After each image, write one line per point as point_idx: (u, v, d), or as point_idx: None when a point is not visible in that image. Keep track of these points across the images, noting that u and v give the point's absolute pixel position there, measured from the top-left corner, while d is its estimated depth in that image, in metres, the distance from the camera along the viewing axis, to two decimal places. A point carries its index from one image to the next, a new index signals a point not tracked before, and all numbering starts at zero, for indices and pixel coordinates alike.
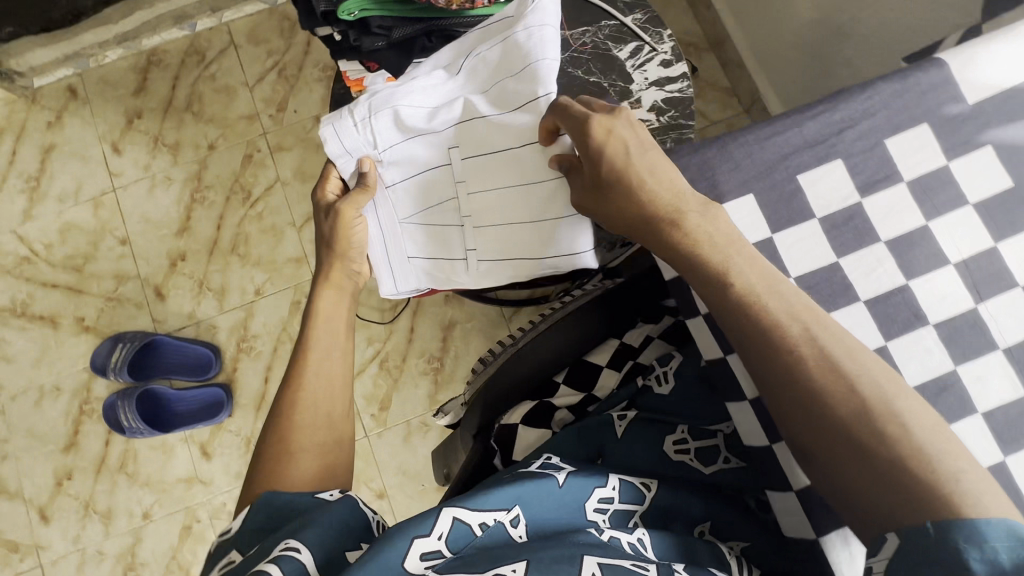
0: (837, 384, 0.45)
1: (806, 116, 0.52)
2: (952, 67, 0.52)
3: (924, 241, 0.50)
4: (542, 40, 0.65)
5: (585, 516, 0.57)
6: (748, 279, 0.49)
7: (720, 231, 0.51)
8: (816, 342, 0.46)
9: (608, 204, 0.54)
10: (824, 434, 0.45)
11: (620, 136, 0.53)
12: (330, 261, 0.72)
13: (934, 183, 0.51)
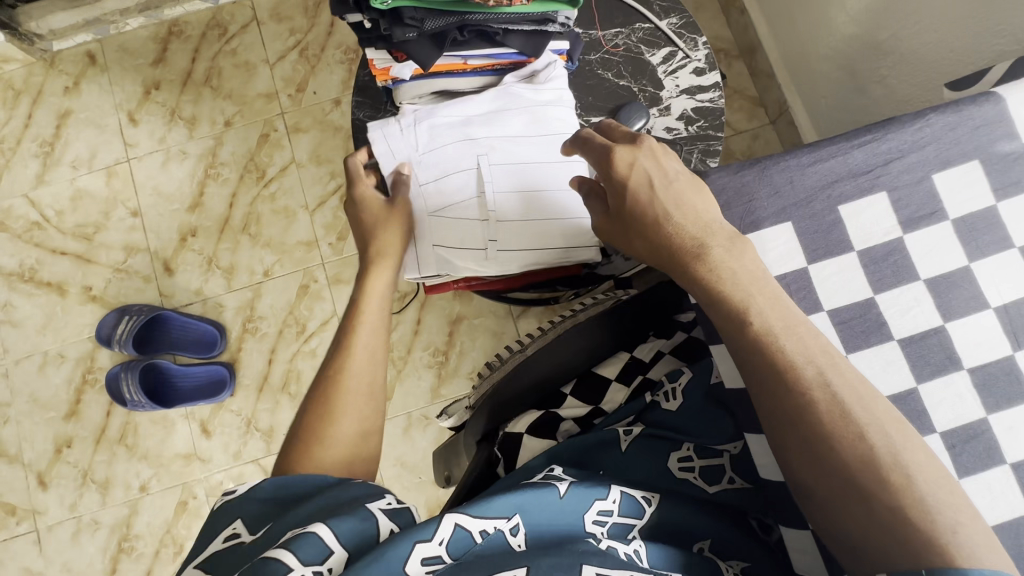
0: (847, 432, 0.42)
1: (853, 144, 0.50)
2: (1008, 103, 0.49)
3: (965, 282, 0.49)
4: (561, 77, 0.80)
5: (583, 526, 0.54)
6: (772, 318, 0.47)
7: (741, 265, 0.49)
8: (828, 386, 0.44)
9: (632, 238, 0.53)
10: (828, 479, 0.42)
11: (643, 168, 0.53)
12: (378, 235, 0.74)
13: (980, 224, 0.49)
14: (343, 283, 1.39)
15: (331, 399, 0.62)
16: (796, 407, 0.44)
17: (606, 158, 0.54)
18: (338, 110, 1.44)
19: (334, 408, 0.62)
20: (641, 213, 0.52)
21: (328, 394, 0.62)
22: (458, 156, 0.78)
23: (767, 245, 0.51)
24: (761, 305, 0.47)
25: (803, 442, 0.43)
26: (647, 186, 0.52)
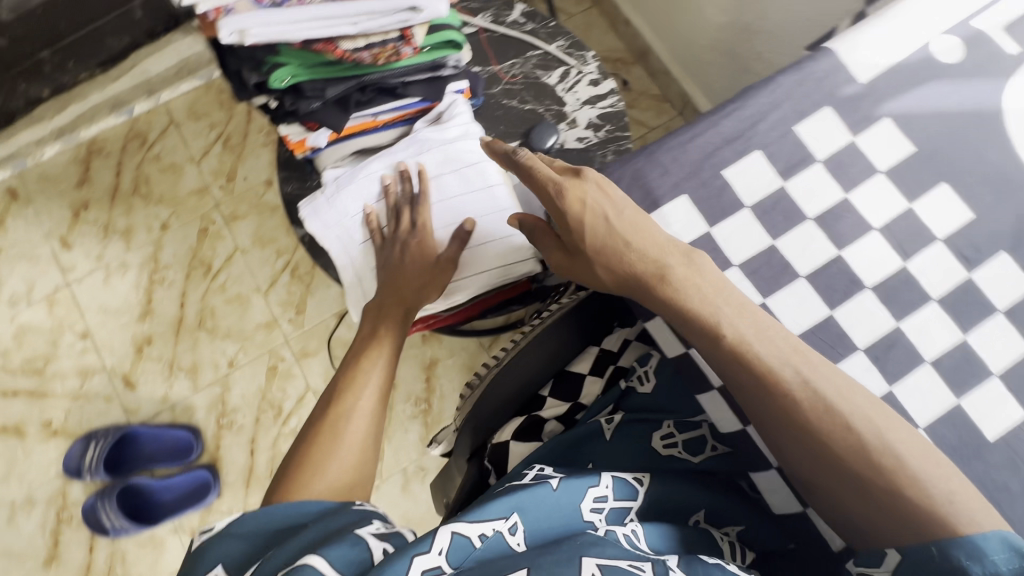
0: (838, 427, 0.47)
1: (720, 116, 0.56)
2: (839, 54, 0.57)
3: (848, 212, 0.54)
4: (461, 113, 0.84)
5: (580, 518, 0.55)
6: (742, 326, 0.50)
7: (708, 284, 0.51)
8: (809, 384, 0.48)
9: (594, 267, 0.56)
10: (831, 472, 0.47)
11: (593, 204, 0.55)
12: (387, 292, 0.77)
13: (846, 159, 0.55)
14: (310, 355, 1.38)
15: (350, 420, 0.63)
16: (787, 410, 0.48)
17: (560, 198, 0.56)
18: (271, 190, 1.47)
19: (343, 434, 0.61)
20: (602, 247, 0.55)
21: (343, 418, 0.63)
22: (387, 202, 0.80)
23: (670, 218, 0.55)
24: (729, 313, 0.50)
25: (799, 442, 0.48)
26: (603, 222, 0.54)
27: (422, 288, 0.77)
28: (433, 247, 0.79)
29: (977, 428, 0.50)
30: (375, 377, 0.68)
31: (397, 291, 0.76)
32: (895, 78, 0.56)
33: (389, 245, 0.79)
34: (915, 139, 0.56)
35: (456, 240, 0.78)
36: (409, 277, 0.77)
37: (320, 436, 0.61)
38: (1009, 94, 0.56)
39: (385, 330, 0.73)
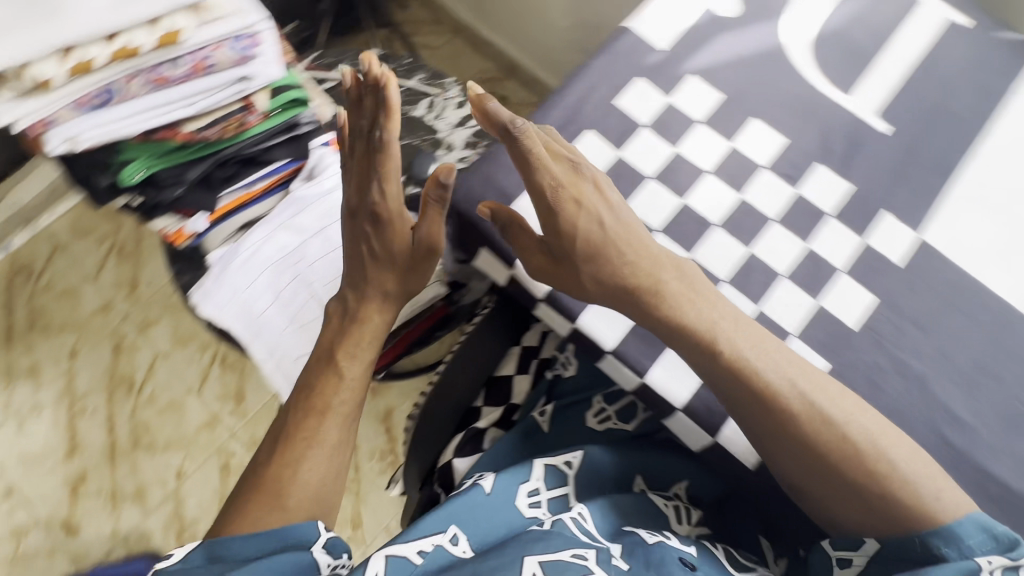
0: (840, 447, 0.48)
1: (548, 108, 0.61)
2: (635, 30, 0.63)
3: (681, 164, 0.60)
4: (330, 162, 0.85)
5: (518, 513, 0.57)
6: (744, 344, 0.51)
7: (713, 313, 0.52)
8: (806, 398, 0.49)
9: (583, 279, 0.53)
10: (824, 487, 0.49)
11: (588, 208, 0.53)
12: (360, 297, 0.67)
13: (667, 118, 0.61)
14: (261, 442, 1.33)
15: (301, 469, 0.58)
16: (786, 421, 0.49)
17: (558, 203, 0.52)
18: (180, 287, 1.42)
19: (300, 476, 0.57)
20: (592, 256, 0.53)
21: (289, 469, 0.58)
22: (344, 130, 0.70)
23: (524, 208, 0.60)
24: (729, 332, 0.51)
25: (794, 451, 0.49)
26: (599, 228, 0.52)
27: (399, 280, 0.67)
28: (404, 231, 0.66)
29: (839, 321, 0.55)
30: (331, 413, 0.61)
31: (370, 275, 0.67)
32: (688, 40, 0.63)
33: (355, 221, 0.68)
34: (721, 86, 0.62)
35: (434, 215, 0.61)
36: (377, 267, 0.67)
37: (262, 492, 0.56)
38: (783, 30, 0.64)
39: (347, 343, 0.65)
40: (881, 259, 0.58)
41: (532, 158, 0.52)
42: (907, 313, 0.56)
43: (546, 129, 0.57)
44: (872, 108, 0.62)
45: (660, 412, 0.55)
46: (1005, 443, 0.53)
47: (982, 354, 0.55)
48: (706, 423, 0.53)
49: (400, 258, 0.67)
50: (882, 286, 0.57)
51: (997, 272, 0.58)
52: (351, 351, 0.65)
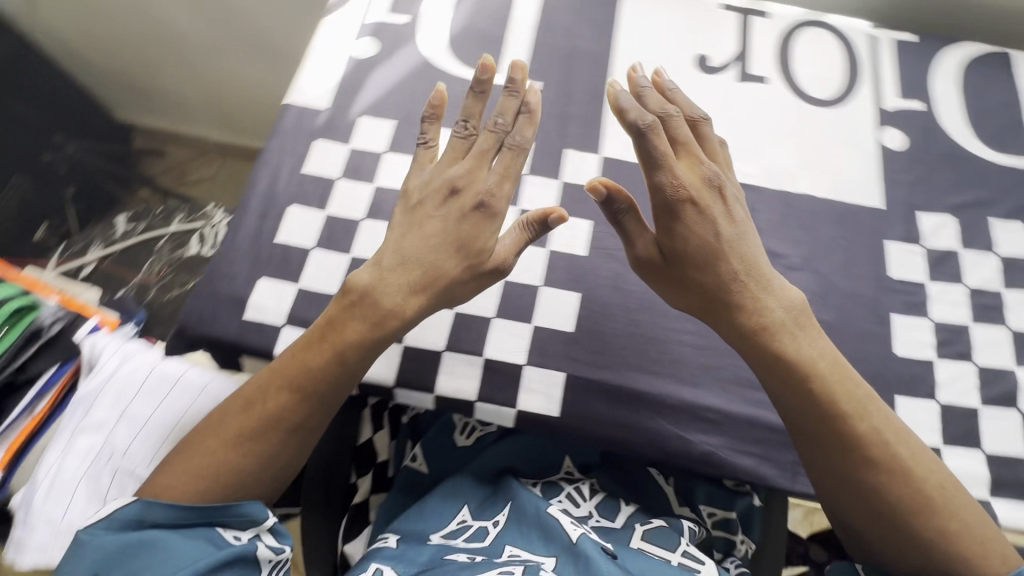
0: (920, 502, 0.49)
1: (244, 205, 0.63)
2: (293, 106, 0.68)
3: (385, 194, 0.64)
4: (112, 346, 0.80)
5: (430, 546, 0.58)
6: (839, 392, 0.50)
7: (832, 370, 0.51)
8: (888, 446, 0.50)
9: (686, 286, 0.52)
10: (874, 517, 0.50)
11: (708, 221, 0.52)
12: (392, 293, 0.53)
13: (356, 163, 0.66)
14: None
15: (271, 448, 0.52)
16: (867, 448, 0.50)
17: (678, 208, 0.51)
18: None
19: (245, 451, 0.51)
20: (699, 255, 0.51)
21: (260, 448, 0.52)
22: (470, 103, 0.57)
23: (260, 301, 0.59)
24: (826, 374, 0.51)
25: (851, 485, 0.50)
26: (715, 236, 0.51)
27: (458, 285, 0.54)
28: (493, 232, 0.54)
29: (570, 255, 0.62)
30: (308, 401, 0.53)
31: (418, 258, 0.53)
32: (343, 92, 0.69)
33: (432, 195, 0.55)
34: (389, 115, 0.68)
35: (518, 236, 0.55)
36: (440, 260, 0.53)
37: (214, 441, 0.52)
38: (419, 48, 0.72)
39: (368, 340, 0.52)
40: (582, 188, 0.65)
41: (655, 157, 0.51)
42: None
43: (669, 116, 0.54)
44: None
45: (464, 410, 0.57)
46: None
47: None
48: (502, 400, 0.56)
49: (480, 267, 0.54)
50: (592, 209, 0.64)
51: None
52: (373, 342, 0.53)
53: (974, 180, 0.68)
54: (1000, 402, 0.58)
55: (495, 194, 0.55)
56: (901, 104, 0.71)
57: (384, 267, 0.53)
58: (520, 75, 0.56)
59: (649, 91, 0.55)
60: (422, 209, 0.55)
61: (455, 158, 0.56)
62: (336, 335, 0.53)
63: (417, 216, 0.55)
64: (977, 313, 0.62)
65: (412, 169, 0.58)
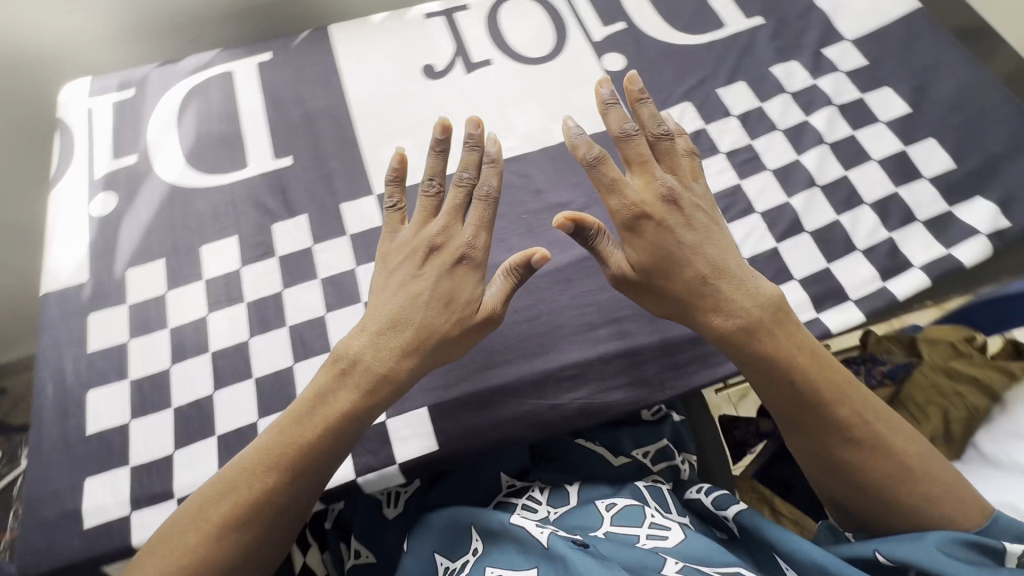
0: (904, 477, 0.50)
1: (37, 416, 0.58)
2: (52, 293, 0.64)
3: (183, 330, 0.61)
4: None
5: None
6: (821, 380, 0.51)
7: (814, 363, 0.52)
8: (866, 420, 0.51)
9: (651, 296, 0.53)
10: (860, 495, 0.51)
11: (673, 234, 0.52)
12: (375, 376, 0.51)
13: (142, 315, 0.62)
14: None
15: (260, 531, 0.49)
16: (849, 428, 0.51)
17: (636, 225, 0.52)
18: None
19: (224, 541, 0.48)
20: (664, 265, 0.52)
21: (246, 534, 0.48)
22: (436, 160, 0.56)
23: (94, 502, 0.54)
24: (803, 365, 0.51)
25: (834, 463, 0.51)
26: (680, 246, 0.52)
27: (459, 342, 0.53)
28: (475, 285, 0.53)
29: None
30: (291, 476, 0.50)
31: (411, 317, 0.52)
32: (99, 256, 0.66)
33: (412, 256, 0.54)
34: (155, 255, 0.65)
35: (504, 283, 0.54)
36: (432, 316, 0.52)
37: (192, 528, 0.48)
38: (160, 178, 0.70)
39: (364, 408, 0.51)
40: (370, 232, 0.66)
41: (609, 175, 0.52)
42: None
43: (624, 135, 0.54)
44: (268, 157, 0.71)
45: (351, 491, 0.56)
46: (541, 243, 0.65)
47: None
48: (381, 462, 0.56)
49: (466, 320, 0.53)
50: None
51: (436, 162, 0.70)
52: (367, 406, 0.51)
53: (691, 64, 0.76)
54: (791, 233, 0.65)
55: (476, 240, 0.54)
56: (607, 32, 0.79)
57: (378, 330, 0.52)
58: (478, 130, 0.56)
59: (614, 108, 0.55)
60: (404, 269, 0.54)
61: (426, 217, 0.56)
62: (326, 408, 0.51)
63: (399, 273, 0.54)
64: (741, 169, 0.69)
65: (384, 235, 0.57)
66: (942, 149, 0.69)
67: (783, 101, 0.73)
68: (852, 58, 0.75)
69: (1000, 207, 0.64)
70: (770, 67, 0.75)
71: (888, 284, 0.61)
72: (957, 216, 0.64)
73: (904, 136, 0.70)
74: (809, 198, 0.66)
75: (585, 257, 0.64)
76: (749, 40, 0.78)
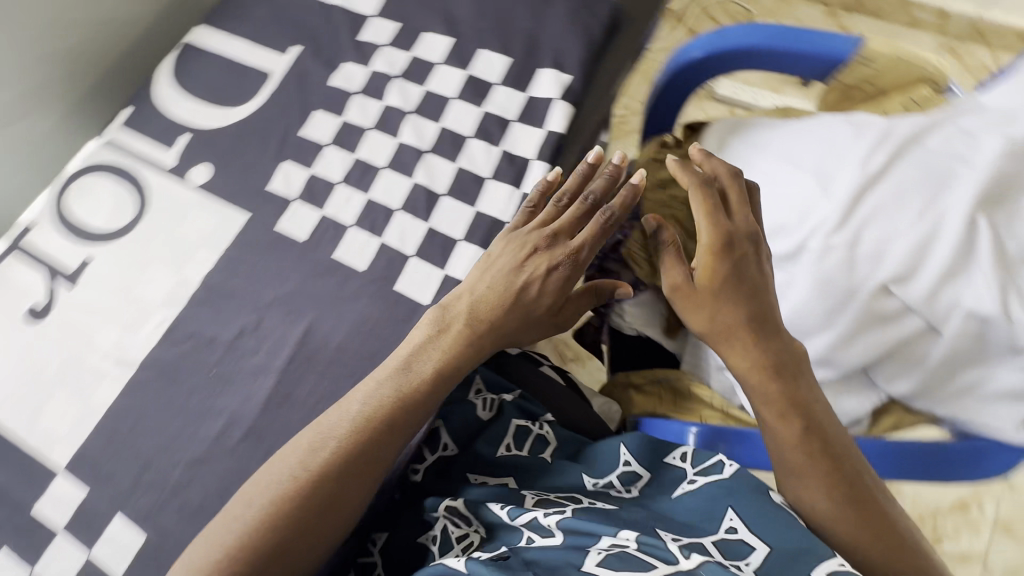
0: (885, 545, 0.53)
1: None
2: None
3: None
4: None
5: None
6: (842, 444, 0.57)
7: (839, 429, 0.58)
8: (870, 483, 0.56)
9: (701, 304, 0.61)
10: (852, 535, 0.54)
11: (751, 263, 0.63)
12: (482, 343, 0.58)
13: None
14: None
15: (335, 487, 0.52)
16: (856, 492, 0.55)
17: (724, 250, 0.62)
18: None
19: (321, 479, 0.52)
20: (727, 285, 0.61)
21: (322, 490, 0.51)
22: (579, 175, 0.64)
23: None
24: (827, 423, 0.58)
25: (840, 500, 0.55)
26: (752, 278, 0.62)
27: (536, 324, 0.61)
28: (571, 282, 0.60)
29: (135, 557, 0.56)
30: (378, 430, 0.54)
31: (516, 304, 0.59)
32: None
33: (520, 248, 0.60)
34: None
35: (586, 295, 0.63)
36: (527, 305, 0.59)
37: (293, 483, 0.52)
38: None
39: (466, 350, 0.57)
40: (81, 510, 0.59)
41: (711, 205, 0.64)
42: (131, 481, 0.59)
43: (725, 186, 0.67)
44: None
45: None
46: (242, 382, 0.62)
47: (169, 405, 0.62)
48: None
49: (554, 306, 0.60)
50: (105, 509, 0.58)
51: (101, 390, 0.63)
52: (467, 348, 0.58)
53: (267, 128, 0.75)
54: (433, 207, 0.67)
55: (581, 239, 0.61)
56: (177, 152, 0.75)
57: (481, 298, 0.59)
58: (625, 165, 0.64)
59: (715, 160, 0.69)
60: (524, 264, 0.60)
61: (550, 216, 0.62)
62: (428, 355, 0.57)
63: (513, 246, 0.60)
64: (362, 184, 0.69)
65: (509, 221, 0.64)
66: (493, 52, 0.74)
67: (359, 103, 0.74)
68: (385, 28, 0.78)
69: (557, 67, 0.71)
70: (329, 83, 0.76)
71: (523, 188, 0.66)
72: (534, 97, 0.70)
73: (462, 62, 0.74)
74: (427, 167, 0.69)
75: (286, 363, 0.62)
76: (298, 71, 0.78)
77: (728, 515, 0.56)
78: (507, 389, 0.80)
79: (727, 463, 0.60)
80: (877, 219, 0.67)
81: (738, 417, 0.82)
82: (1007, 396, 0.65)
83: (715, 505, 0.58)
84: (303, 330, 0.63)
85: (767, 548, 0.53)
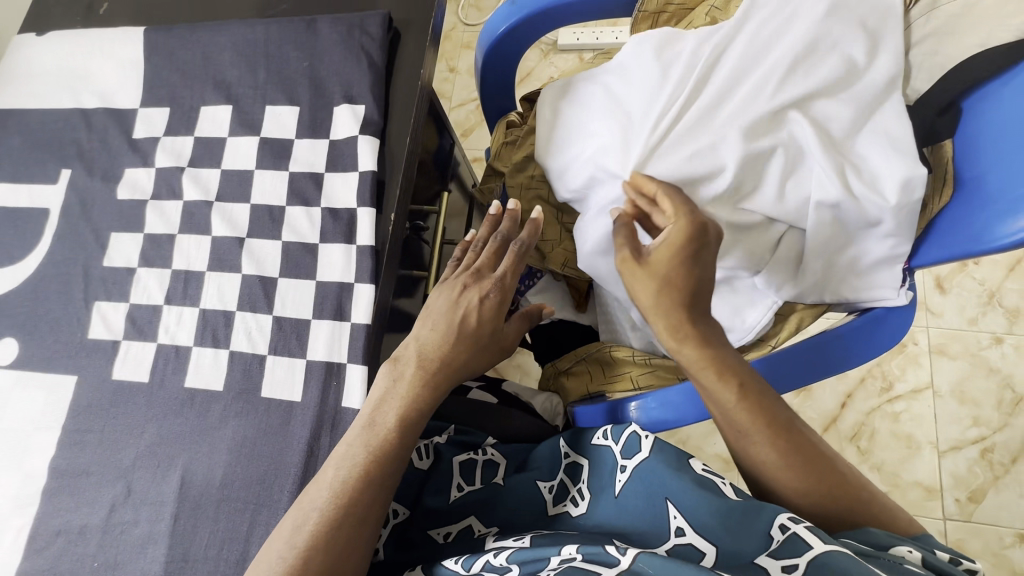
0: (827, 483, 0.54)
1: None
2: None
3: None
4: None
5: None
6: (778, 399, 0.57)
7: (768, 389, 0.58)
8: (801, 430, 0.56)
9: (654, 284, 0.58)
10: (800, 478, 0.54)
11: (706, 246, 0.57)
12: (436, 381, 0.57)
13: None
14: None
15: (331, 556, 0.50)
16: (796, 440, 0.55)
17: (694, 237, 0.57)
18: None
19: (322, 540, 0.50)
20: (681, 270, 0.57)
21: (318, 559, 0.49)
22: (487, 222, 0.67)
23: None
24: (760, 383, 0.58)
25: (784, 450, 0.55)
26: (708, 261, 0.57)
27: (483, 352, 0.60)
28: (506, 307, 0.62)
29: None
30: (370, 478, 0.52)
31: (460, 340, 0.59)
32: None
33: (448, 291, 0.61)
34: None
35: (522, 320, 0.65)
36: (468, 334, 0.59)
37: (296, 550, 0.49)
38: None
39: (424, 395, 0.56)
40: None
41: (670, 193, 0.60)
42: None
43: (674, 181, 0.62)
44: None
45: None
46: (133, 562, 0.55)
47: None
48: None
49: (492, 332, 0.61)
50: None
51: None
52: (424, 391, 0.57)
53: (64, 273, 0.66)
54: (274, 296, 0.61)
55: (505, 269, 0.62)
56: None
57: (426, 342, 0.59)
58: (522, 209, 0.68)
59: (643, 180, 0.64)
60: (455, 304, 0.60)
61: (469, 263, 0.64)
62: (388, 405, 0.55)
63: (445, 288, 0.62)
64: (190, 297, 0.62)
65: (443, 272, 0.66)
66: (279, 105, 0.67)
67: (157, 210, 0.66)
68: (156, 117, 0.70)
69: (349, 100, 0.65)
70: (117, 197, 0.68)
71: (358, 241, 0.61)
72: (337, 140, 0.64)
73: (251, 127, 0.67)
74: (253, 253, 0.63)
75: (171, 522, 0.55)
76: (78, 198, 0.69)
77: (671, 512, 0.53)
78: (440, 428, 0.73)
79: (644, 436, 0.58)
80: (678, 144, 0.63)
81: (664, 365, 0.73)
82: (888, 260, 0.62)
83: (654, 503, 0.54)
84: (179, 479, 0.57)
85: (713, 550, 0.49)
